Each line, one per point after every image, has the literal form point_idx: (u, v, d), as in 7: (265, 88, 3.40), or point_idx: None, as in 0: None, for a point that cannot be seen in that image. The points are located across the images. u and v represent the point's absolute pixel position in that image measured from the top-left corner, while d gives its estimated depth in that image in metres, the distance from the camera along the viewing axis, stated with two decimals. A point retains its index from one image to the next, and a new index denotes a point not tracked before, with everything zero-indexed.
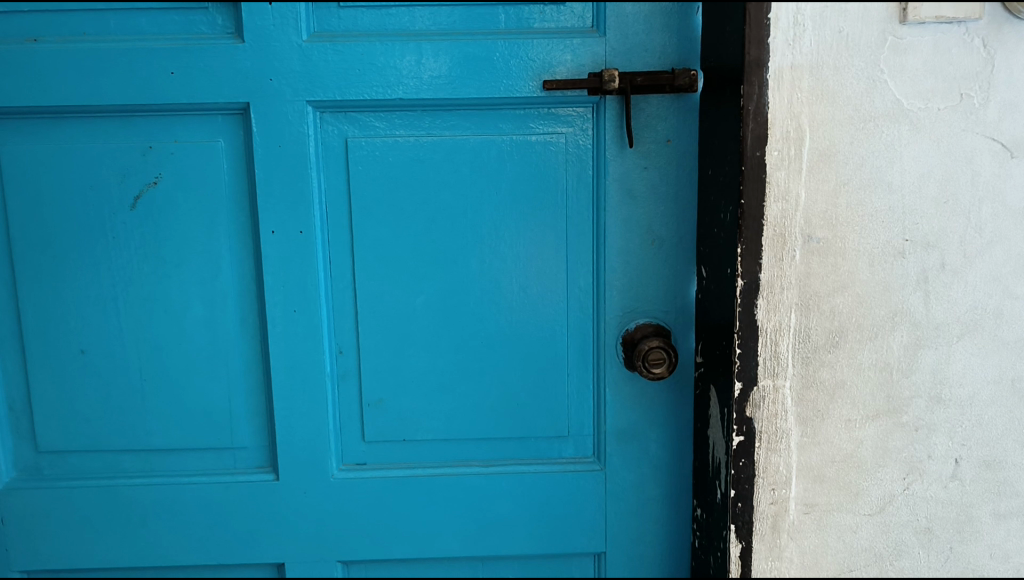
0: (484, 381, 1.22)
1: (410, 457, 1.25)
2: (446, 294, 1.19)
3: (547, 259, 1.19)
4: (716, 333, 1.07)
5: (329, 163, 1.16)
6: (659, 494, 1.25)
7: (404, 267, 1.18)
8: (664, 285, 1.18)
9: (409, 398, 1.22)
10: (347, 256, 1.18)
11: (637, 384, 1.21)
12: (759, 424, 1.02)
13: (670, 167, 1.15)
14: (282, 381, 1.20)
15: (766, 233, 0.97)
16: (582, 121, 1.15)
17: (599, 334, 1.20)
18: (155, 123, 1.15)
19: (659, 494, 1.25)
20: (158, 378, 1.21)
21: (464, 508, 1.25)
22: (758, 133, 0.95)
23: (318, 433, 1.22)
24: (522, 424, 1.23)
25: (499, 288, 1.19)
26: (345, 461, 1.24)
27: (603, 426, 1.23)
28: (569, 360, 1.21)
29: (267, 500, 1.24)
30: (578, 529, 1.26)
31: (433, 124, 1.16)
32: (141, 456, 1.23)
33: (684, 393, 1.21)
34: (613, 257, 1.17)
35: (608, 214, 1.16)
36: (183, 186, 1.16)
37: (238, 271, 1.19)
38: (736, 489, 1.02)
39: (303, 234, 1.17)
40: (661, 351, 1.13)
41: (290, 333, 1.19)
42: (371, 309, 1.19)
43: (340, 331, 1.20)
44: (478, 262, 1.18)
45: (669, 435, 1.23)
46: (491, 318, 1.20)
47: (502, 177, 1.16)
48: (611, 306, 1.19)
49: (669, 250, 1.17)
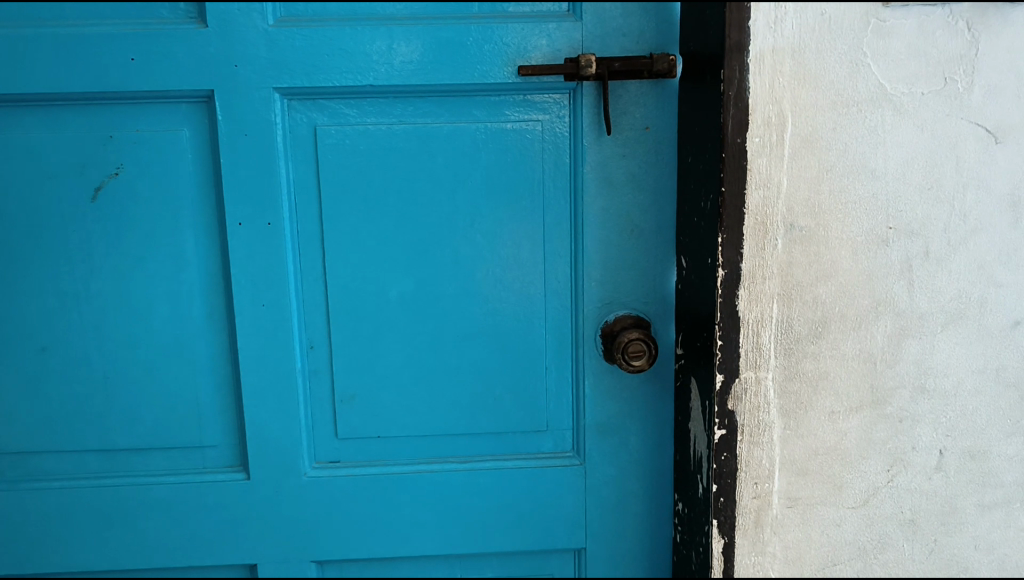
0: (460, 375, 1.19)
1: (385, 454, 1.21)
2: (420, 286, 1.16)
3: (525, 250, 1.16)
4: (697, 325, 1.04)
5: (297, 153, 1.12)
6: (639, 489, 1.22)
7: (376, 259, 1.15)
8: (644, 276, 1.16)
9: (384, 394, 1.19)
10: (317, 248, 1.15)
11: (617, 377, 1.18)
12: (741, 417, 0.99)
13: (648, 154, 1.12)
14: (252, 378, 1.17)
15: (747, 221, 0.95)
16: (559, 108, 1.12)
17: (578, 327, 1.18)
18: (116, 111, 1.10)
19: (640, 488, 1.22)
20: (123, 375, 1.16)
21: (441, 506, 1.22)
22: (739, 118, 0.92)
23: (289, 430, 1.19)
24: (499, 419, 1.20)
25: (476, 280, 1.16)
26: (318, 459, 1.21)
27: (582, 421, 1.20)
28: (547, 353, 1.19)
29: (238, 500, 1.21)
30: (558, 525, 1.23)
31: (405, 111, 1.12)
32: (106, 457, 1.19)
33: (664, 385, 1.19)
34: (591, 246, 1.15)
35: (586, 204, 1.13)
36: (146, 176, 1.12)
37: (204, 264, 1.15)
38: (719, 483, 1.00)
39: (271, 226, 1.13)
40: (641, 343, 1.11)
41: (259, 328, 1.15)
42: (343, 302, 1.16)
43: (311, 326, 1.17)
44: (453, 253, 1.15)
45: (649, 429, 1.20)
46: (467, 311, 1.17)
47: (477, 166, 1.13)
48: (590, 297, 1.16)
49: (649, 240, 1.15)
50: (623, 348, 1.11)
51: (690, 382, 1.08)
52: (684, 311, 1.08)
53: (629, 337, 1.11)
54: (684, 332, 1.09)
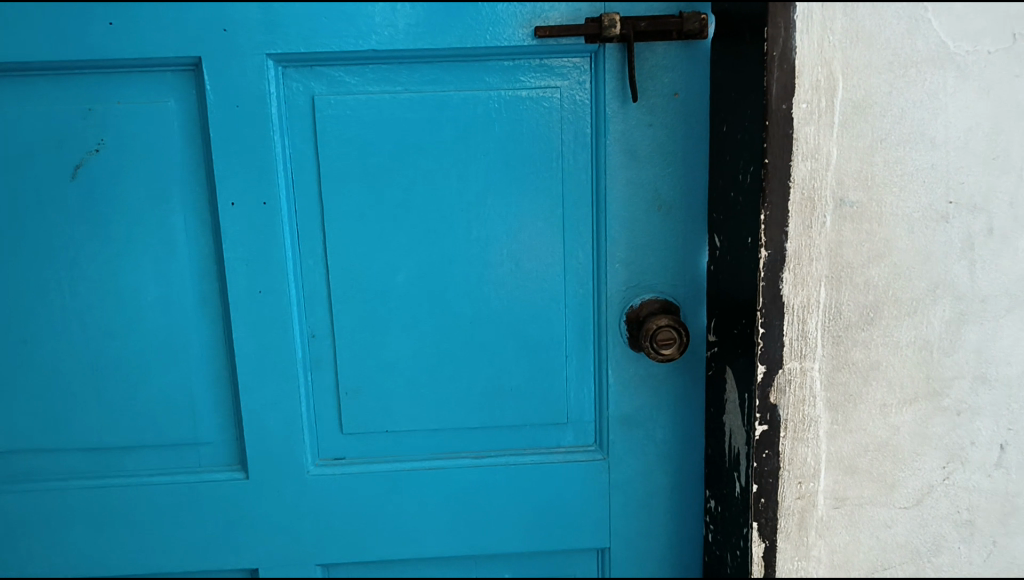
0: (474, 366, 1.10)
1: (394, 450, 1.13)
2: (429, 271, 1.07)
3: (543, 230, 1.06)
4: (735, 309, 0.95)
5: (294, 125, 1.03)
6: (667, 484, 1.14)
7: (382, 241, 1.06)
8: (672, 256, 1.07)
9: (392, 386, 1.11)
10: (318, 229, 1.06)
11: (643, 366, 1.10)
12: (785, 412, 0.91)
13: (677, 123, 1.03)
14: (249, 370, 1.08)
15: (794, 196, 0.85)
16: (579, 73, 1.03)
17: (601, 311, 1.09)
18: (96, 82, 1.01)
19: (667, 483, 1.14)
20: (110, 369, 1.08)
21: (455, 505, 1.14)
22: (784, 82, 0.82)
23: (291, 426, 1.10)
24: (516, 412, 1.12)
25: (491, 264, 1.07)
26: (323, 455, 1.13)
27: (605, 412, 1.12)
28: (568, 340, 1.10)
29: (238, 501, 1.12)
30: (580, 524, 1.15)
31: (411, 78, 1.02)
32: (94, 456, 1.11)
33: (695, 374, 1.10)
34: (615, 225, 1.05)
35: (610, 178, 1.04)
36: (128, 153, 1.02)
37: (196, 249, 1.06)
38: (759, 482, 0.92)
39: (266, 205, 1.04)
40: (671, 329, 1.02)
41: (256, 317, 1.06)
42: (347, 288, 1.07)
43: (312, 314, 1.08)
44: (466, 234, 1.06)
45: (678, 420, 1.12)
46: (481, 297, 1.08)
47: (490, 138, 1.03)
48: (613, 280, 1.07)
49: (678, 217, 1.05)
50: (651, 335, 1.02)
51: (727, 371, 0.99)
52: (718, 294, 0.99)
53: (657, 324, 1.02)
54: (719, 316, 1.00)
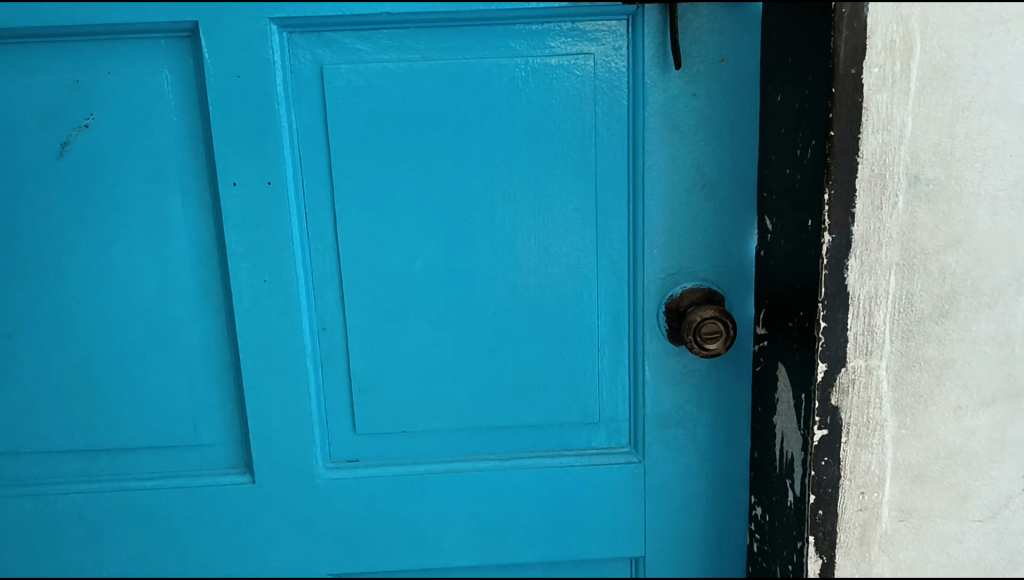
0: (498, 360, 1.01)
1: (412, 451, 1.04)
2: (450, 257, 0.98)
3: (574, 212, 0.97)
4: (791, 299, 0.85)
5: (300, 97, 0.94)
6: (708, 489, 1.05)
7: (398, 225, 0.97)
8: (716, 240, 0.97)
9: (410, 383, 1.02)
10: (328, 212, 0.97)
11: (683, 361, 1.00)
12: (847, 415, 0.81)
13: (723, 93, 0.93)
14: (254, 366, 0.99)
15: (862, 173, 0.75)
16: (615, 38, 0.93)
17: (638, 301, 0.99)
18: (84, 50, 0.92)
19: (709, 489, 1.05)
20: (103, 364, 0.99)
21: (478, 511, 1.05)
22: (854, 43, 0.72)
23: (299, 426, 1.02)
24: (544, 411, 1.03)
25: (516, 249, 0.98)
26: (334, 457, 1.04)
27: (641, 411, 1.02)
28: (600, 332, 1.01)
29: (242, 506, 1.04)
30: (612, 531, 1.06)
31: (430, 45, 0.93)
32: (88, 458, 1.03)
33: (740, 370, 1.00)
34: (653, 207, 0.96)
35: (648, 154, 0.94)
36: (119, 129, 0.94)
37: (195, 234, 0.97)
38: (816, 493, 0.83)
39: (271, 185, 0.95)
40: (716, 322, 0.92)
41: (260, 307, 0.98)
42: (360, 276, 0.98)
43: (322, 304, 0.99)
44: (489, 217, 0.97)
45: (721, 420, 1.02)
46: (505, 285, 0.99)
47: (516, 110, 0.94)
48: (651, 267, 0.98)
49: (723, 197, 0.96)
50: (695, 329, 0.92)
51: (779, 367, 0.90)
52: (769, 282, 0.90)
53: (701, 315, 0.93)
54: (769, 305, 0.90)
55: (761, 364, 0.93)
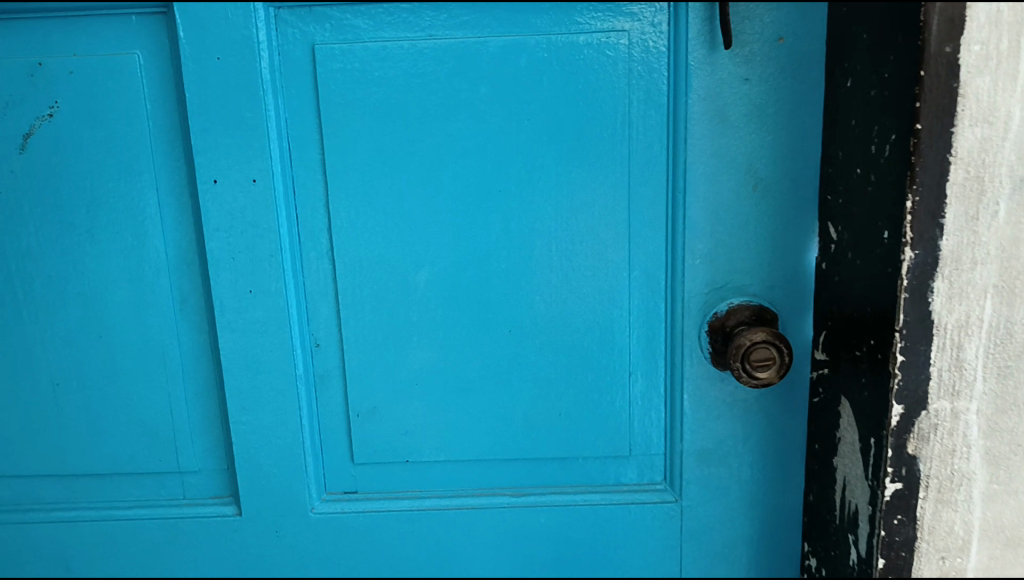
0: (515, 384, 0.89)
1: (417, 483, 0.93)
2: (460, 265, 0.85)
3: (604, 216, 0.84)
4: (861, 323, 0.71)
5: (290, 81, 0.82)
6: (754, 535, 0.92)
7: (402, 229, 0.85)
8: (769, 251, 0.83)
9: (415, 407, 0.90)
10: (322, 214, 0.85)
11: (728, 388, 0.87)
12: (927, 468, 0.69)
13: (781, 77, 0.79)
14: (239, 386, 0.88)
15: (955, 176, 0.63)
16: (654, 13, 0.79)
17: (676, 319, 0.86)
18: (46, 28, 0.81)
19: (754, 534, 0.92)
20: (74, 381, 0.89)
21: (490, 550, 0.94)
22: (950, 16, 0.59)
23: (289, 454, 0.90)
24: (566, 441, 0.90)
25: (536, 257, 0.85)
26: (330, 489, 0.93)
27: (678, 445, 0.89)
28: (632, 355, 0.87)
29: (229, 539, 0.94)
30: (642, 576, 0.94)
31: (437, 22, 0.80)
32: (60, 484, 0.93)
33: (794, 401, 0.87)
34: (698, 211, 0.82)
35: (692, 149, 0.81)
36: (85, 116, 0.82)
37: (172, 236, 0.86)
38: (886, 557, 0.70)
39: (256, 183, 0.83)
40: (769, 347, 0.78)
41: (246, 321, 0.86)
42: (358, 286, 0.86)
43: (317, 317, 0.88)
44: (505, 221, 0.84)
45: (770, 458, 0.89)
46: (524, 299, 0.86)
47: (537, 97, 0.81)
48: (694, 280, 0.84)
49: (779, 201, 0.82)
50: (744, 354, 0.78)
51: (843, 402, 0.76)
52: (832, 301, 0.76)
53: (752, 338, 0.78)
54: (832, 328, 0.77)
55: (819, 395, 0.80)
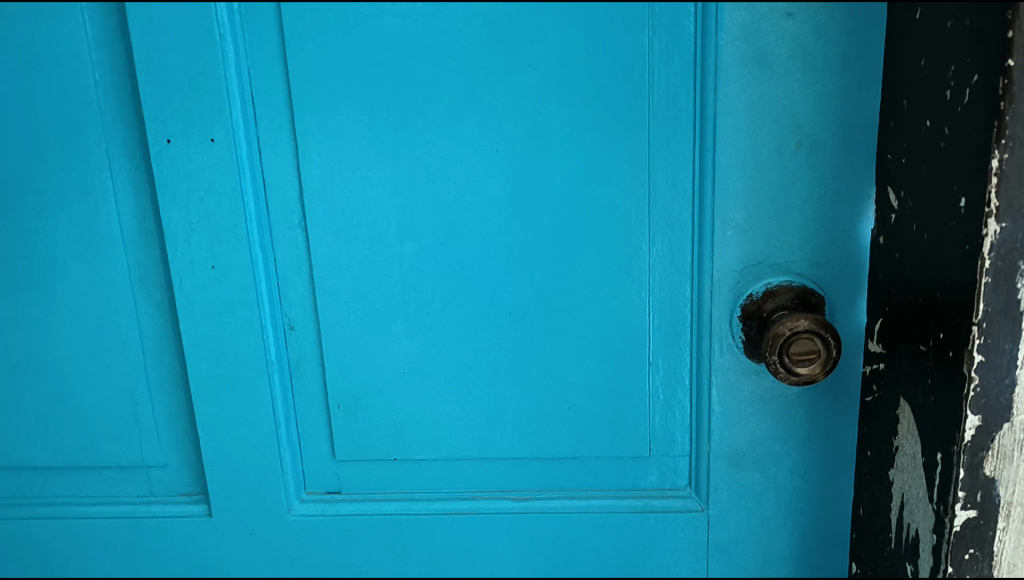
0: (516, 375, 0.77)
1: (407, 483, 0.82)
2: (452, 237, 0.74)
3: (618, 181, 0.70)
4: (924, 312, 0.58)
5: (251, 21, 0.70)
6: (792, 550, 0.79)
7: (384, 195, 0.73)
8: (814, 221, 0.70)
9: (403, 399, 0.79)
10: (293, 179, 0.74)
11: (763, 382, 0.75)
12: (1008, 492, 0.57)
13: (834, 11, 0.65)
14: (205, 373, 0.78)
15: None
16: None
17: (703, 302, 0.73)
18: None
19: (792, 549, 0.79)
20: (24, 366, 0.80)
21: (491, 558, 0.83)
22: None
23: (263, 449, 0.80)
24: (576, 441, 0.79)
25: (539, 230, 0.73)
26: (311, 488, 0.83)
27: (704, 446, 0.77)
28: (652, 344, 0.75)
29: (201, 541, 0.84)
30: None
31: None
32: (15, 478, 0.84)
33: (842, 398, 0.74)
34: (728, 173, 0.69)
35: (724, 100, 0.68)
36: (20, 65, 0.72)
37: (124, 203, 0.75)
38: None
39: (215, 143, 0.72)
40: (813, 339, 0.65)
41: (209, 301, 0.76)
42: (337, 262, 0.75)
43: (290, 297, 0.77)
44: (504, 186, 0.72)
45: (813, 463, 0.76)
46: (525, 277, 0.74)
47: (539, 39, 0.68)
48: (723, 256, 0.71)
49: (827, 162, 0.68)
50: (783, 346, 0.66)
51: (902, 405, 0.63)
52: (893, 283, 0.63)
53: (794, 329, 0.65)
54: (890, 315, 0.64)
55: (875, 394, 0.68)
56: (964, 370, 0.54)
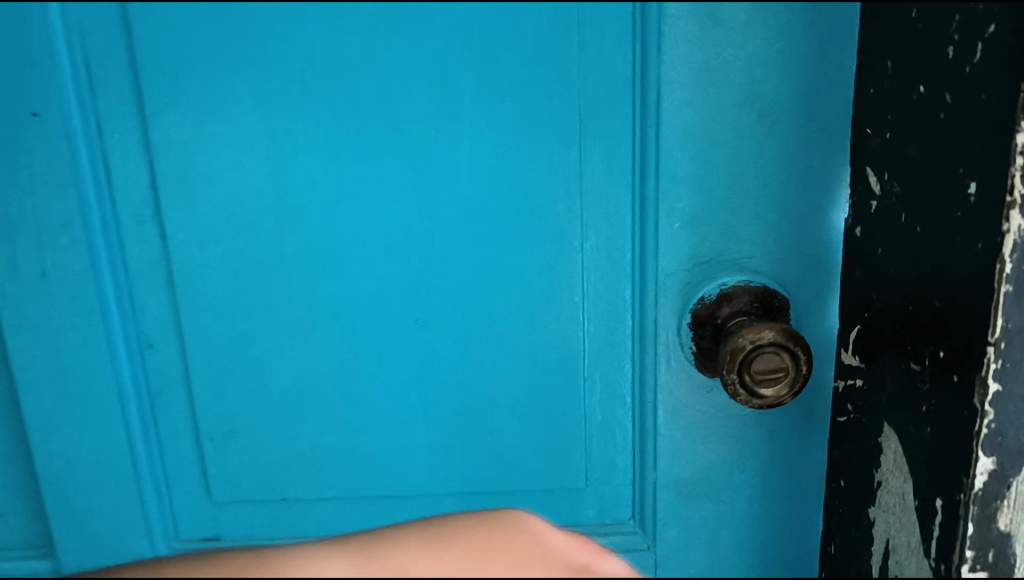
0: (424, 397, 0.64)
1: (302, 524, 0.69)
2: (344, 236, 0.59)
3: (547, 165, 0.57)
4: (917, 326, 0.48)
5: None
6: None
7: (261, 185, 0.57)
8: (776, 210, 0.58)
9: (291, 431, 0.65)
10: (142, 164, 0.57)
11: (718, 399, 0.63)
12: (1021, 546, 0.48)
13: None
14: (45, 401, 0.63)
15: None
16: None
17: (650, 307, 0.61)
18: None
19: None
20: None
21: None
22: None
23: (122, 490, 0.66)
24: (499, 473, 0.66)
25: (450, 225, 0.59)
26: (184, 532, 0.69)
27: (650, 476, 0.66)
28: (587, 358, 0.63)
29: None
30: None
31: None
32: None
33: (808, 417, 0.63)
34: (679, 154, 0.57)
35: (670, 62, 0.55)
36: None
37: None
38: None
39: (38, 118, 0.56)
40: (779, 353, 0.54)
41: (44, 314, 0.61)
42: (204, 268, 0.60)
43: (148, 310, 0.62)
44: (407, 173, 0.57)
45: (774, 492, 0.65)
46: (433, 282, 0.61)
47: None
48: (670, 252, 0.59)
49: (793, 138, 0.56)
50: (743, 363, 0.54)
51: (886, 432, 0.53)
52: (873, 286, 0.52)
53: (758, 343, 0.53)
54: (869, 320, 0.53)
55: (851, 415, 0.56)
56: (979, 404, 0.44)
